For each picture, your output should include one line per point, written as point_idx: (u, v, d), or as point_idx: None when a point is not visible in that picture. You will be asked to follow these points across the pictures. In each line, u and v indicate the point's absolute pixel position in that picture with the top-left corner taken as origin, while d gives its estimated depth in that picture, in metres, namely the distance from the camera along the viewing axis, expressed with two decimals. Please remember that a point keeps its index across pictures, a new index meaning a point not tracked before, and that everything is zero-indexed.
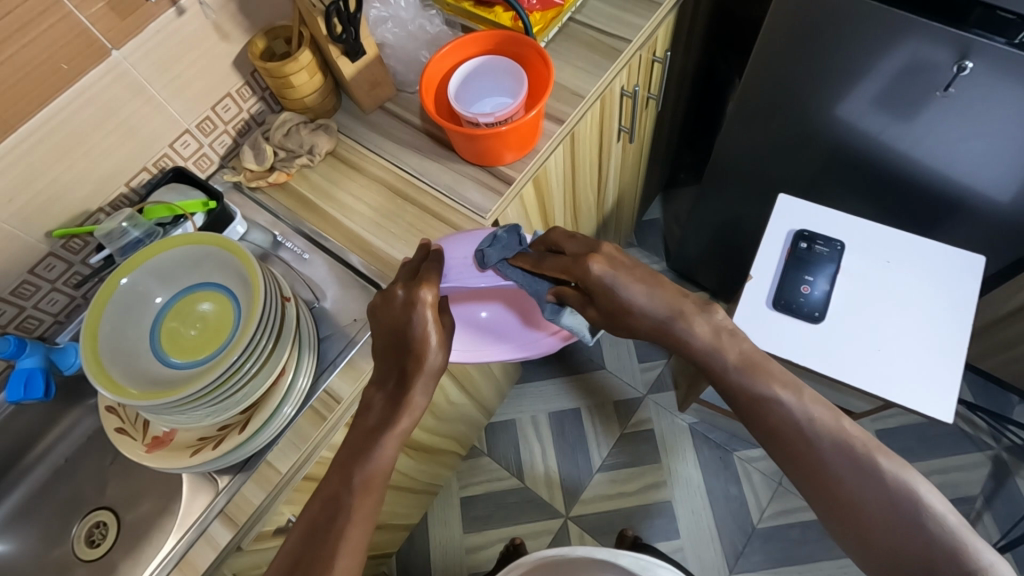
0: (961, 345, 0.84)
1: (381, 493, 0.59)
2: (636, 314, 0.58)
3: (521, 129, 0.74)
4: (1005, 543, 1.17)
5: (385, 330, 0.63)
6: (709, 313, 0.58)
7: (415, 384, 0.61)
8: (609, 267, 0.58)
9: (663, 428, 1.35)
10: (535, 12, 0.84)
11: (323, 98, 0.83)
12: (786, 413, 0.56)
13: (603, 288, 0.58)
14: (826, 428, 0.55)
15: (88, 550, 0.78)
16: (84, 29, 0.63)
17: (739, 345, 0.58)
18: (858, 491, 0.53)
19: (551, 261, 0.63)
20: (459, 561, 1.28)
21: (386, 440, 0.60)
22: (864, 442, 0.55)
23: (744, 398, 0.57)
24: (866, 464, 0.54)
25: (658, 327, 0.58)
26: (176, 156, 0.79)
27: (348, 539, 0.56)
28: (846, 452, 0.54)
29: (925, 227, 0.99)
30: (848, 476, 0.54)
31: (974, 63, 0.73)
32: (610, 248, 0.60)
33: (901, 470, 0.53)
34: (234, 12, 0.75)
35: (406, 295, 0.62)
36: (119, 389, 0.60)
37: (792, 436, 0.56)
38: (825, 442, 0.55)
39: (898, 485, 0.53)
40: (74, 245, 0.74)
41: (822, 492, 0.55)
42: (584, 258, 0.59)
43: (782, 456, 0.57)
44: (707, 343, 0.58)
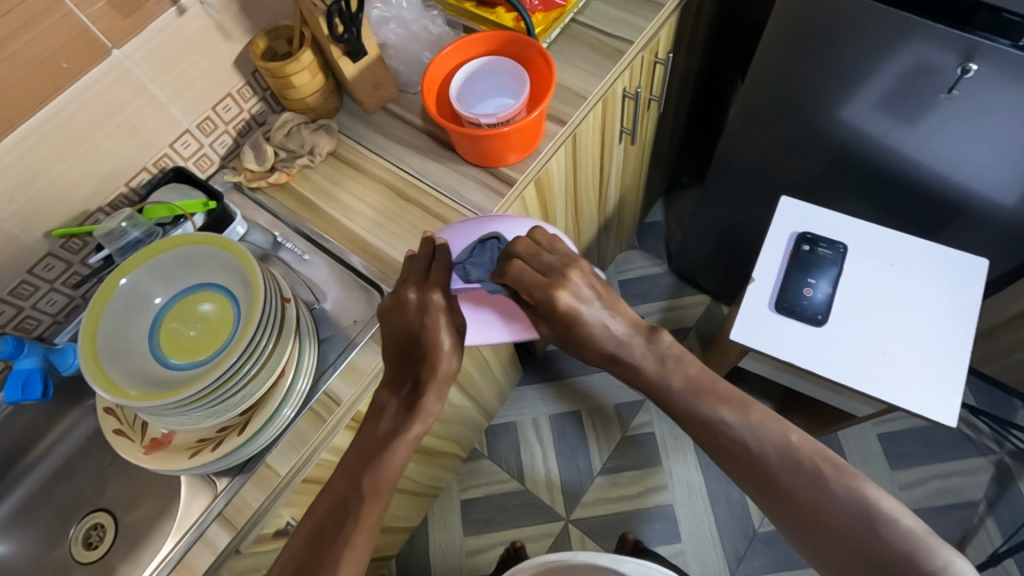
0: (965, 349, 0.84)
1: (386, 502, 0.59)
2: (591, 343, 0.61)
3: (524, 130, 0.74)
4: (1008, 548, 1.16)
5: (398, 333, 0.63)
6: (655, 340, 0.61)
7: (427, 390, 0.61)
8: (575, 299, 0.58)
9: (664, 431, 1.34)
10: (538, 12, 0.84)
11: (325, 99, 0.82)
12: (734, 432, 0.57)
13: (566, 318, 0.59)
14: (771, 443, 0.56)
15: (86, 552, 0.78)
16: (85, 28, 0.63)
17: (684, 369, 0.60)
18: (812, 506, 0.53)
19: (514, 276, 0.60)
20: (459, 565, 1.28)
21: (396, 446, 0.60)
22: (810, 453, 0.54)
23: (696, 420, 0.59)
24: (813, 476, 0.54)
25: (606, 356, 0.61)
26: (176, 156, 0.79)
27: (354, 545, 0.56)
28: (793, 465, 0.54)
29: (929, 229, 0.99)
30: (801, 490, 0.53)
31: (978, 65, 0.73)
32: (578, 278, 0.59)
33: (850, 478, 0.53)
34: (236, 11, 0.75)
35: (419, 299, 0.62)
36: (118, 390, 0.59)
37: (741, 454, 0.56)
38: (774, 456, 0.55)
39: (848, 494, 0.52)
40: (74, 245, 0.74)
41: (781, 511, 0.55)
42: (551, 288, 0.58)
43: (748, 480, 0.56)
44: (651, 368, 0.60)
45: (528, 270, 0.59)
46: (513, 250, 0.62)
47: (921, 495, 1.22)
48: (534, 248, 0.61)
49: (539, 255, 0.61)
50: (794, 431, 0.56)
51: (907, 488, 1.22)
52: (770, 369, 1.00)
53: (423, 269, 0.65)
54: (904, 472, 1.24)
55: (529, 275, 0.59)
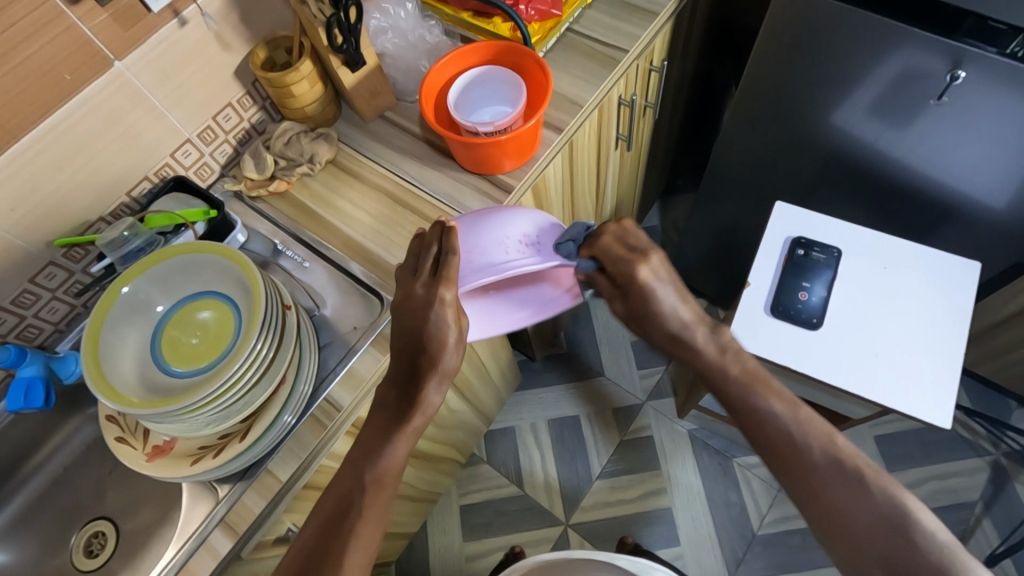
0: (958, 351, 0.84)
1: (393, 491, 0.62)
2: (659, 321, 0.65)
3: (521, 138, 0.75)
4: (1005, 548, 1.17)
5: (406, 329, 0.64)
6: (718, 333, 0.65)
7: (428, 381, 0.63)
8: (653, 277, 0.64)
9: (663, 435, 1.35)
10: (535, 22, 0.85)
11: (324, 107, 0.83)
12: (781, 423, 0.58)
13: (642, 291, 0.64)
14: (818, 443, 0.57)
15: (86, 560, 0.78)
16: (87, 40, 0.64)
17: (742, 362, 0.63)
18: (848, 508, 0.54)
19: (602, 247, 0.66)
20: (459, 570, 1.28)
21: (397, 438, 0.62)
22: (853, 458, 0.56)
23: (744, 408, 0.61)
24: (854, 480, 0.55)
25: (670, 337, 0.65)
26: (177, 165, 0.80)
27: (360, 536, 0.58)
28: (836, 468, 0.56)
29: (921, 233, 1.00)
30: (837, 489, 0.55)
31: (966, 71, 0.74)
32: (658, 260, 0.65)
33: (890, 486, 0.54)
34: (236, 22, 0.76)
35: (425, 295, 0.62)
36: (120, 397, 0.60)
37: (784, 450, 0.58)
38: (816, 454, 0.57)
39: (887, 501, 0.53)
40: (76, 253, 0.74)
41: (817, 509, 0.55)
42: (633, 261, 0.64)
43: (785, 472, 0.58)
44: (710, 356, 0.64)
45: (616, 244, 0.66)
46: (601, 227, 0.67)
47: (918, 496, 1.23)
48: (624, 228, 0.66)
49: (628, 235, 0.66)
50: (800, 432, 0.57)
51: (905, 489, 1.23)
52: (767, 373, 1.01)
53: (432, 265, 0.63)
54: (901, 473, 1.25)
55: (617, 247, 0.65)
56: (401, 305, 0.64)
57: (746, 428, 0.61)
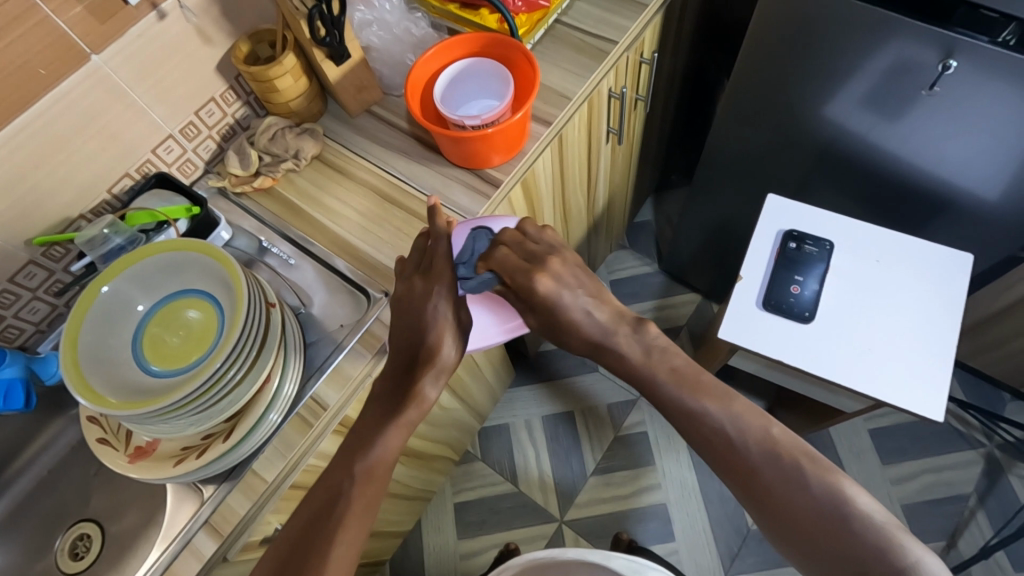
0: (950, 343, 0.84)
1: (383, 485, 0.61)
2: (575, 328, 0.67)
3: (509, 131, 0.74)
4: (998, 541, 1.17)
5: (404, 323, 0.66)
6: (641, 332, 0.66)
7: (424, 376, 0.64)
8: (556, 285, 0.66)
9: (657, 430, 1.34)
10: (521, 14, 0.84)
11: (309, 102, 0.82)
12: (716, 422, 0.59)
13: (548, 301, 0.65)
14: (753, 436, 0.58)
15: (72, 562, 0.77)
16: (62, 33, 0.63)
17: (669, 362, 0.64)
18: (790, 503, 0.54)
19: (498, 260, 0.67)
20: (453, 568, 1.27)
21: (391, 430, 0.62)
22: (790, 450, 0.56)
23: (681, 412, 0.61)
24: (794, 474, 0.55)
25: (593, 343, 0.67)
26: (159, 161, 0.78)
27: (348, 529, 0.57)
28: (772, 460, 0.56)
29: (915, 225, 0.99)
30: (776, 483, 0.55)
31: (958, 61, 0.73)
32: (558, 266, 0.66)
33: (829, 475, 0.54)
34: (217, 16, 0.75)
35: (422, 288, 0.65)
36: (100, 398, 0.59)
37: (724, 451, 0.58)
38: (755, 448, 0.57)
39: (825, 491, 0.54)
40: (55, 252, 0.73)
41: (763, 509, 0.56)
42: (532, 272, 0.66)
43: (725, 470, 0.59)
44: (635, 358, 0.65)
45: (512, 257, 0.67)
46: (500, 239, 0.69)
47: (912, 489, 1.22)
48: (521, 237, 0.69)
49: (524, 244, 0.68)
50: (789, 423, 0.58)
51: (899, 482, 1.23)
52: (760, 367, 1.00)
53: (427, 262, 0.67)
54: (895, 467, 1.25)
55: (514, 260, 0.67)
56: (399, 301, 0.66)
57: (679, 425, 0.62)
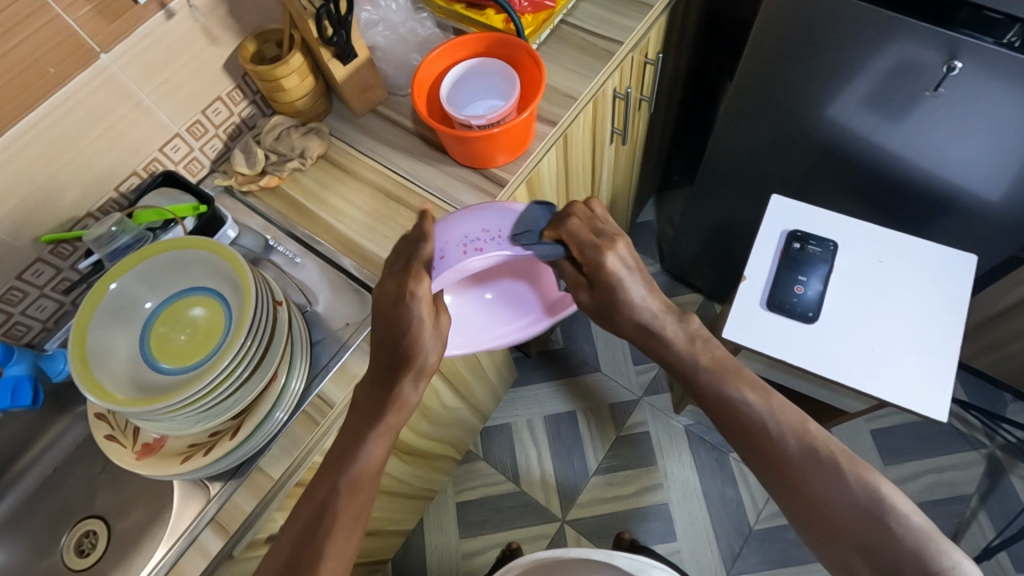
0: (952, 344, 0.84)
1: (368, 496, 0.60)
2: (628, 311, 0.63)
3: (514, 131, 0.74)
4: (1000, 541, 1.17)
5: (379, 329, 0.63)
6: (686, 322, 0.64)
7: (402, 381, 0.62)
8: (621, 264, 0.62)
9: (659, 430, 1.34)
10: (527, 14, 0.85)
11: (314, 101, 0.82)
12: (755, 413, 0.59)
13: (610, 279, 0.62)
14: (791, 430, 0.57)
15: (77, 560, 0.77)
16: (71, 33, 0.63)
17: (712, 351, 0.62)
18: (824, 498, 0.54)
19: (570, 231, 0.63)
20: (455, 567, 1.28)
21: (373, 439, 0.62)
22: (827, 445, 0.56)
23: (718, 402, 0.60)
24: (829, 468, 0.55)
25: (640, 328, 0.64)
26: (166, 160, 0.79)
27: (336, 541, 0.57)
28: (811, 456, 0.56)
29: (918, 226, 0.99)
30: (813, 479, 0.55)
31: (962, 62, 0.74)
32: (625, 247, 0.63)
33: (866, 471, 0.54)
34: (224, 16, 0.75)
35: (395, 288, 0.62)
36: (108, 395, 0.59)
37: (759, 440, 0.58)
38: (791, 442, 0.57)
39: (861, 487, 0.53)
40: (63, 250, 0.73)
41: (798, 505, 0.56)
42: (601, 247, 0.62)
43: (760, 464, 0.58)
44: (680, 346, 0.63)
45: (585, 229, 0.63)
46: (568, 210, 0.65)
47: (914, 489, 1.23)
48: (590, 214, 0.64)
49: (595, 221, 0.64)
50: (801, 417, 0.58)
51: (901, 483, 1.23)
52: (763, 367, 1.01)
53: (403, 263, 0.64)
54: (897, 467, 1.25)
55: (585, 233, 0.63)
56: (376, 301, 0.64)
57: (711, 411, 0.61)
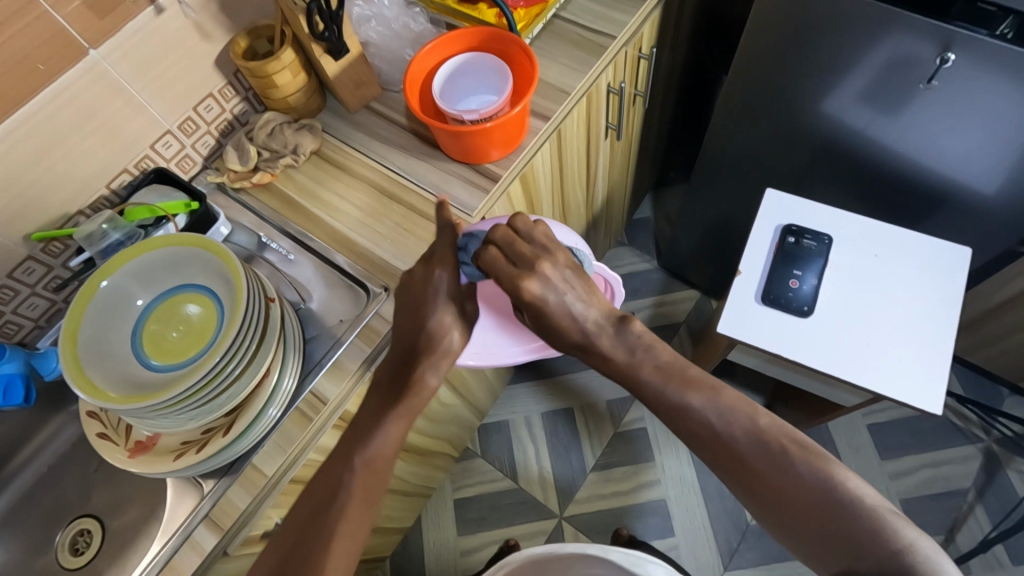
0: (948, 336, 0.84)
1: (383, 477, 0.61)
2: (561, 333, 0.62)
3: (507, 126, 0.74)
4: (997, 534, 1.17)
5: (405, 311, 0.66)
6: (625, 331, 0.62)
7: (424, 364, 0.64)
8: (543, 289, 0.60)
9: (658, 426, 1.34)
10: (520, 8, 0.83)
11: (307, 97, 0.82)
12: (702, 415, 0.58)
13: (534, 306, 0.61)
14: (739, 426, 0.57)
15: (72, 558, 0.77)
16: (60, 29, 0.63)
17: (654, 359, 0.62)
18: (780, 490, 0.54)
19: (488, 260, 0.63)
20: (453, 564, 1.27)
21: (390, 422, 0.62)
22: (776, 436, 0.56)
23: (668, 408, 0.60)
24: (780, 459, 0.55)
25: (579, 346, 0.63)
26: (158, 157, 0.78)
27: (348, 521, 0.57)
28: (760, 449, 0.56)
29: (913, 220, 0.99)
30: (765, 471, 0.55)
31: (956, 54, 0.73)
32: (547, 269, 0.61)
33: (818, 458, 0.54)
34: (215, 12, 0.75)
35: (423, 273, 0.66)
36: (100, 392, 0.59)
37: (711, 441, 0.58)
38: (741, 438, 0.57)
39: (813, 474, 0.53)
40: (54, 248, 0.73)
41: (758, 500, 0.56)
42: (518, 278, 0.60)
43: (716, 461, 0.58)
44: (620, 360, 0.62)
45: (502, 258, 0.62)
46: (490, 237, 0.63)
47: (911, 484, 1.23)
48: (511, 235, 0.62)
49: (514, 244, 0.62)
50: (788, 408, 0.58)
51: (898, 477, 1.23)
52: (760, 362, 1.00)
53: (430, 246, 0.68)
54: (894, 461, 1.25)
55: (504, 263, 0.61)
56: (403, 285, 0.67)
57: (665, 417, 0.61)
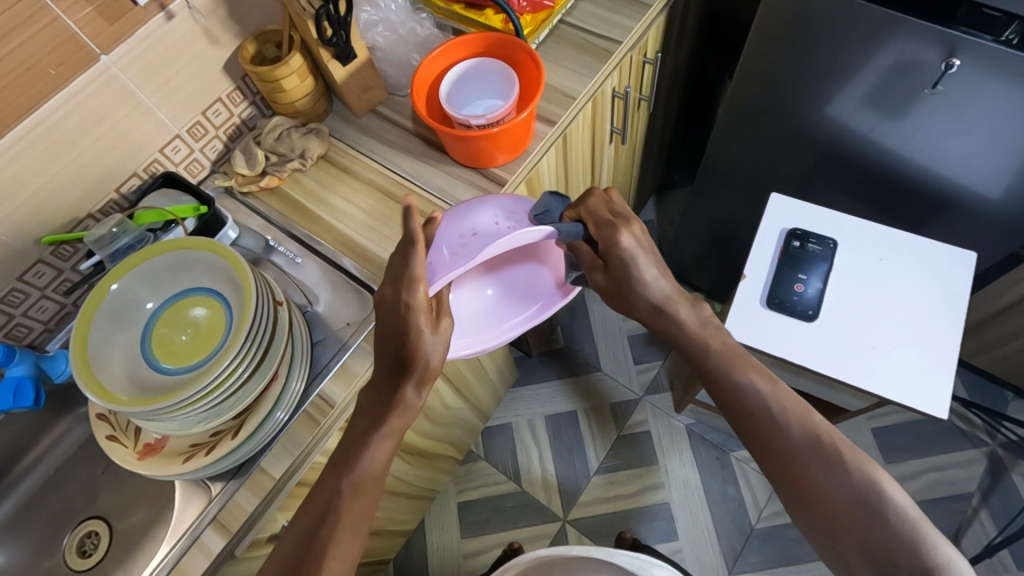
0: (955, 343, 0.84)
1: (372, 496, 0.60)
2: (641, 291, 0.63)
3: (514, 130, 0.74)
4: (1002, 539, 1.17)
5: (385, 330, 0.60)
6: (698, 307, 0.65)
7: (406, 384, 0.60)
8: (635, 245, 0.62)
9: (661, 429, 1.35)
10: (526, 14, 0.85)
11: (315, 102, 0.82)
12: (760, 400, 0.60)
13: (624, 260, 0.62)
14: (795, 419, 0.58)
15: (80, 560, 0.77)
16: (72, 34, 0.63)
17: (722, 337, 0.64)
18: (823, 488, 0.55)
19: (589, 208, 0.65)
20: (457, 567, 1.28)
21: (376, 441, 0.60)
22: (830, 435, 0.57)
23: (723, 382, 0.62)
24: (830, 457, 0.56)
25: (652, 308, 0.64)
26: (166, 161, 0.79)
27: (337, 545, 0.57)
28: (812, 444, 0.57)
29: (918, 224, 0.99)
30: (814, 468, 0.56)
31: (961, 60, 0.74)
32: (641, 228, 0.63)
33: (866, 466, 0.55)
34: (224, 16, 0.75)
35: (392, 296, 0.59)
36: (110, 395, 0.59)
37: (763, 426, 0.59)
38: (794, 432, 0.58)
39: (859, 477, 0.54)
40: (64, 251, 0.74)
41: (797, 492, 0.57)
42: (618, 226, 0.62)
43: (763, 447, 0.59)
44: (692, 329, 0.64)
45: (603, 207, 0.65)
46: (585, 196, 0.66)
47: (916, 487, 1.23)
48: (611, 196, 0.66)
49: (613, 202, 0.65)
50: (815, 412, 0.59)
51: (903, 481, 1.23)
52: (765, 366, 1.01)
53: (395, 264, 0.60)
54: (899, 465, 1.25)
55: (603, 210, 0.64)
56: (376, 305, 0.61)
57: (717, 395, 0.63)
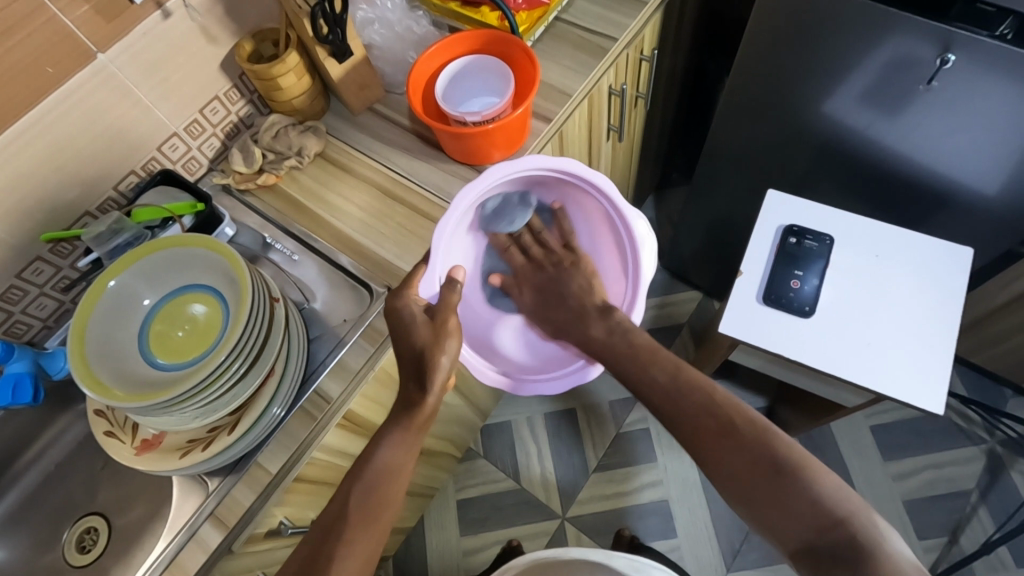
0: (949, 339, 0.84)
1: (390, 492, 0.61)
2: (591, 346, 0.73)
3: (509, 127, 0.75)
4: (1001, 536, 1.17)
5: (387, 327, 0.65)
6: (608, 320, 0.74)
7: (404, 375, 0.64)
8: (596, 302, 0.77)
9: (660, 427, 1.34)
10: (522, 12, 0.84)
11: (312, 99, 0.83)
12: (665, 391, 0.65)
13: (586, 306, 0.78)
14: (700, 398, 0.62)
15: (79, 556, 0.78)
16: (70, 32, 0.64)
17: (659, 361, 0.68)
18: (730, 459, 0.58)
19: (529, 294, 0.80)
20: (456, 564, 1.28)
21: (389, 440, 0.63)
22: (730, 412, 0.60)
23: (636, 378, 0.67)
24: (732, 432, 0.59)
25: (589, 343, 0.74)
26: (164, 159, 0.79)
27: (355, 544, 0.57)
28: (714, 420, 0.60)
29: (914, 220, 0.99)
30: (715, 443, 0.59)
31: (956, 56, 0.74)
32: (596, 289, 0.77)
33: (764, 433, 0.58)
34: (221, 15, 0.75)
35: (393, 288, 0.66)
36: (106, 390, 0.60)
37: (670, 408, 0.64)
38: (697, 409, 0.62)
39: (759, 444, 0.57)
40: (63, 249, 0.74)
41: (714, 471, 0.59)
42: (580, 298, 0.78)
43: (677, 430, 0.63)
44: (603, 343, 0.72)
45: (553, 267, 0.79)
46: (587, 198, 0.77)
47: (914, 485, 1.23)
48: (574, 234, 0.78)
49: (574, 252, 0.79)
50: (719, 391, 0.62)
51: (901, 479, 1.23)
52: (762, 363, 1.00)
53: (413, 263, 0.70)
54: (897, 463, 1.25)
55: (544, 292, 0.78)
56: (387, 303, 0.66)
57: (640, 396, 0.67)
